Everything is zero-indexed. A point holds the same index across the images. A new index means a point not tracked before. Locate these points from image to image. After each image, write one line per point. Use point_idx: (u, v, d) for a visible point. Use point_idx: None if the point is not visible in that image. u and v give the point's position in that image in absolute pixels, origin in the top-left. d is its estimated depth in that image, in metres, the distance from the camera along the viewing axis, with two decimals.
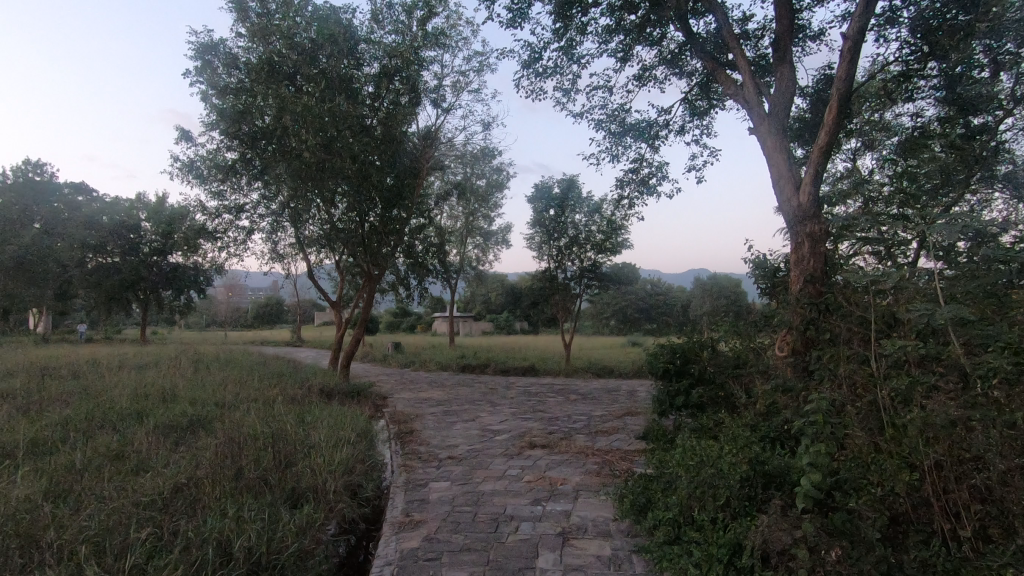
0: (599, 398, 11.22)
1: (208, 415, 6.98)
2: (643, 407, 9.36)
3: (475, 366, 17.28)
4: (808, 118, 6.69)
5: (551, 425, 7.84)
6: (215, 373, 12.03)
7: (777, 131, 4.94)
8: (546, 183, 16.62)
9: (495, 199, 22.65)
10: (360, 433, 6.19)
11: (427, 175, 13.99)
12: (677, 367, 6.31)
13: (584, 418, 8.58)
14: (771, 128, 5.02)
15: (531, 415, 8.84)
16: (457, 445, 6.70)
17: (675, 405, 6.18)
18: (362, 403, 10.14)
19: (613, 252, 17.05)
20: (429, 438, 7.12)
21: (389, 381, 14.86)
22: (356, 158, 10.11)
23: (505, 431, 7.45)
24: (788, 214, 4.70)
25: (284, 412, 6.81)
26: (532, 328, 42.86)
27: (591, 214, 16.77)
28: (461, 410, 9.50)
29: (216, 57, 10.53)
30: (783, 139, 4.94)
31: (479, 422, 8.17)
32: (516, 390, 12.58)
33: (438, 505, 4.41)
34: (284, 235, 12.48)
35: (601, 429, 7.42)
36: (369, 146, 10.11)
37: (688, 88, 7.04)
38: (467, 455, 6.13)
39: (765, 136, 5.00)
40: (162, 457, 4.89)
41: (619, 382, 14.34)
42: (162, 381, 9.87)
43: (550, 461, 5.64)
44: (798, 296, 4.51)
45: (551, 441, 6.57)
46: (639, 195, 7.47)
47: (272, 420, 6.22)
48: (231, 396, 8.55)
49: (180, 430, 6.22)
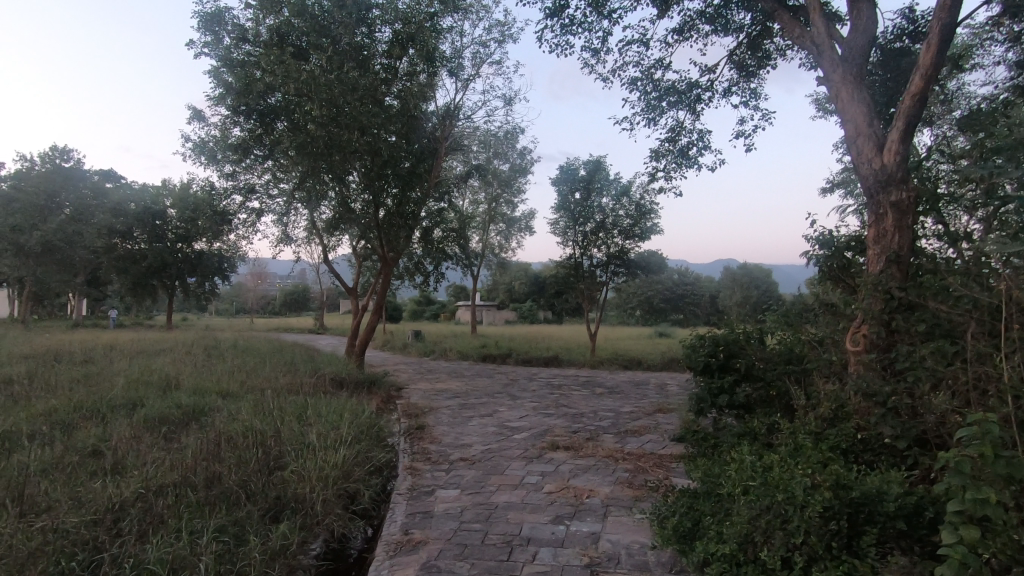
0: (627, 393, 10.49)
1: (205, 407, 6.48)
2: (676, 403, 8.60)
3: (496, 356, 16.66)
4: (879, 71, 5.72)
5: (576, 423, 7.16)
6: (228, 361, 11.65)
7: (855, 79, 4.10)
8: (572, 164, 15.79)
9: (519, 184, 21.91)
10: (364, 430, 5.62)
11: (445, 155, 13.30)
12: (719, 362, 5.61)
13: (612, 414, 7.88)
14: (847, 75, 4.17)
15: (554, 411, 8.17)
16: (471, 444, 6.07)
17: (717, 404, 5.43)
18: (374, 394, 9.59)
19: (641, 237, 16.17)
20: (441, 435, 6.51)
21: (407, 371, 14.34)
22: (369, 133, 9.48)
23: (525, 428, 6.81)
24: (868, 178, 3.86)
25: (284, 406, 6.27)
26: (557, 318, 42.11)
27: (618, 197, 15.91)
28: (479, 404, 8.89)
29: (223, 27, 9.94)
30: (862, 89, 4.09)
31: (498, 418, 7.53)
32: (538, 382, 11.93)
33: (442, 520, 3.77)
34: (297, 218, 11.99)
35: (631, 429, 6.72)
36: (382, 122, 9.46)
37: (735, 46, 6.21)
38: (482, 455, 5.51)
39: (839, 85, 4.16)
40: (138, 456, 4.38)
41: (647, 375, 13.54)
42: (170, 369, 9.48)
43: (575, 467, 4.97)
44: (878, 279, 3.70)
45: (576, 443, 5.89)
46: (677, 169, 6.69)
47: (269, 415, 5.68)
48: (237, 387, 8.08)
49: (171, 424, 5.72)
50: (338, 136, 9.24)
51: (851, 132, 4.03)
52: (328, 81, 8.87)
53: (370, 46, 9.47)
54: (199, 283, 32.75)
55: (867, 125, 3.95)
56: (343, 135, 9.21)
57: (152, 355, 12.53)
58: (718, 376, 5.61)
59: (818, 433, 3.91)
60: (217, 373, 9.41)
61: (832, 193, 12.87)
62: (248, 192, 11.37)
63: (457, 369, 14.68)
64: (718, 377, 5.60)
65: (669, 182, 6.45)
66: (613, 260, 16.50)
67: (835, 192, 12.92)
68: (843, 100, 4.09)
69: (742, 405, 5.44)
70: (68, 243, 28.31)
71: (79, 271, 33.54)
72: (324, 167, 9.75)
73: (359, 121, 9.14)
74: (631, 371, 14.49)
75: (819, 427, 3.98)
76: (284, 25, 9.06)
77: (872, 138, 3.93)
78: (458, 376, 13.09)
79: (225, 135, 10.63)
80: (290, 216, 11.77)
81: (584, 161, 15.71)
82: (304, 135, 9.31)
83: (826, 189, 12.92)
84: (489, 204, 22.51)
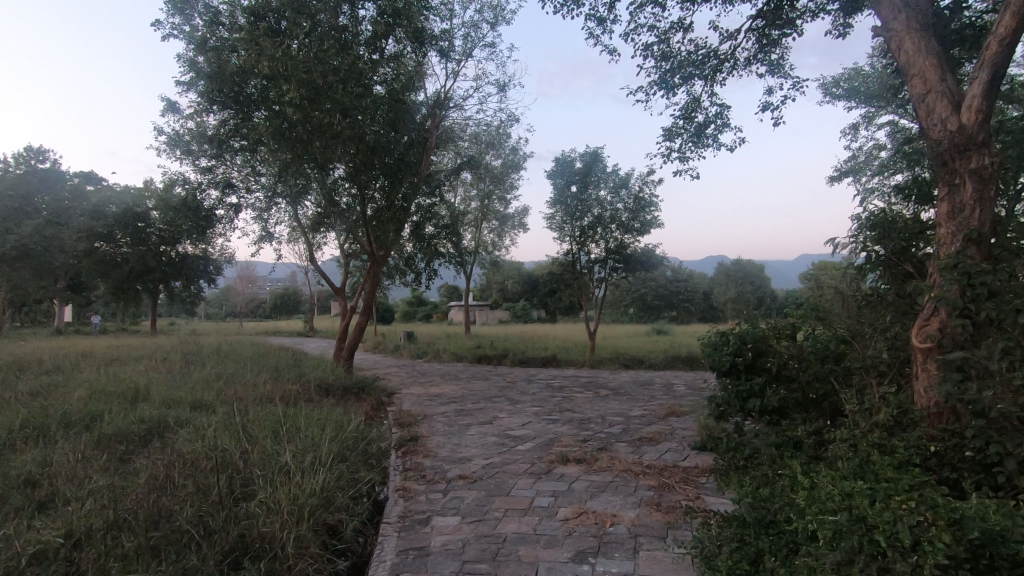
0: (633, 394, 9.89)
1: (172, 421, 5.80)
2: (689, 405, 7.99)
3: (492, 357, 16.05)
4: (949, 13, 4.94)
5: (585, 430, 6.53)
6: (208, 368, 10.94)
7: (923, 33, 3.63)
8: (567, 156, 15.21)
9: (512, 180, 21.33)
10: (350, 445, 4.97)
11: (435, 147, 12.65)
12: (746, 361, 5.04)
13: (622, 419, 7.27)
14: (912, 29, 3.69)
15: (559, 416, 7.55)
16: (471, 457, 5.43)
17: (747, 409, 4.85)
18: (363, 401, 8.92)
19: (641, 231, 15.58)
20: (437, 447, 5.86)
21: (399, 375, 13.67)
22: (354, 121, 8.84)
23: (529, 437, 6.19)
24: (939, 143, 3.38)
25: (260, 419, 5.62)
26: (551, 317, 41.67)
27: (616, 190, 15.34)
28: (476, 410, 8.25)
29: (193, 7, 9.19)
30: (931, 42, 3.61)
31: (499, 426, 6.90)
32: (538, 384, 11.31)
33: (441, 560, 3.13)
34: (280, 215, 11.29)
35: (646, 436, 6.11)
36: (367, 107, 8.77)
37: (757, 13, 5.62)
38: (484, 472, 4.87)
39: (903, 40, 3.69)
40: (81, 485, 3.72)
41: (650, 373, 12.97)
42: (142, 378, 8.77)
43: (591, 485, 4.35)
44: (954, 258, 3.20)
45: (588, 454, 5.27)
46: (693, 151, 6.10)
47: (242, 430, 5.01)
48: (211, 396, 7.40)
49: (130, 444, 5.03)
50: (320, 124, 8.57)
51: (918, 91, 3.57)
52: (306, 62, 8.21)
53: (353, 27, 8.81)
54: (185, 286, 31.90)
55: (940, 80, 3.49)
56: (325, 123, 8.55)
57: (127, 362, 11.78)
58: (746, 378, 5.05)
59: (883, 446, 3.32)
60: (194, 382, 8.71)
61: (841, 181, 12.45)
62: (224, 188, 10.68)
63: (452, 372, 14.01)
64: (746, 379, 5.05)
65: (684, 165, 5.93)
66: (611, 255, 15.87)
67: (844, 180, 12.52)
68: (909, 56, 3.63)
69: (776, 409, 4.84)
70: (45, 247, 27.35)
71: (59, 276, 32.58)
72: (306, 157, 9.08)
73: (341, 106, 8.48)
74: (633, 370, 13.92)
75: (885, 437, 3.39)
76: (259, 4, 8.36)
77: (946, 95, 3.46)
78: (453, 379, 12.45)
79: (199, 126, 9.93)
80: (272, 213, 11.08)
81: (581, 153, 15.14)
82: (283, 122, 8.61)
83: (834, 177, 12.48)
84: (482, 201, 21.88)
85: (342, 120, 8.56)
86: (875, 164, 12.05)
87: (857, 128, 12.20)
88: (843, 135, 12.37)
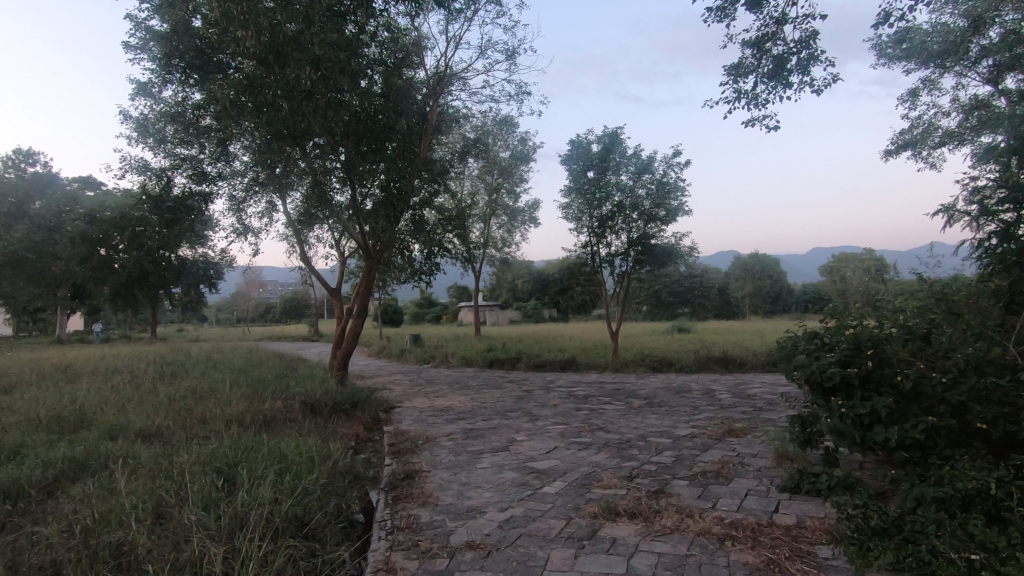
0: (671, 404, 8.45)
1: (92, 463, 4.43)
2: (749, 422, 6.53)
3: (505, 361, 14.67)
4: None
5: (626, 460, 5.13)
6: (185, 383, 9.64)
7: None
8: (583, 138, 13.83)
9: (520, 172, 20.16)
10: (317, 502, 3.61)
11: (437, 129, 11.30)
12: (863, 374, 3.70)
13: (670, 442, 5.84)
14: None
15: (591, 438, 6.15)
16: (484, 507, 4.03)
17: (874, 441, 3.45)
18: (356, 420, 7.56)
19: (669, 219, 14.08)
20: (438, 490, 4.46)
21: (402, 384, 12.26)
22: (334, 87, 7.51)
23: (558, 472, 4.78)
24: None
25: (207, 459, 4.28)
26: (563, 316, 40.62)
27: (638, 173, 13.93)
28: (489, 430, 6.88)
29: None
30: None
31: (518, 455, 5.50)
32: (557, 393, 9.91)
33: None
34: (263, 209, 9.97)
35: (709, 469, 4.69)
36: (347, 65, 7.35)
37: None
38: (501, 536, 3.48)
39: None
40: None
41: (683, 378, 11.53)
42: (96, 398, 7.47)
43: (661, 565, 2.94)
44: None
45: (642, 503, 3.87)
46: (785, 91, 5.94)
47: (173, 481, 3.69)
48: (165, 423, 6.06)
49: (18, 506, 3.68)
50: (291, 86, 7.22)
51: None
52: (271, 10, 6.84)
53: None
54: (187, 291, 31.12)
55: None
56: (297, 84, 7.19)
57: (96, 376, 10.53)
58: (863, 397, 3.68)
59: None
60: (157, 403, 7.38)
61: (897, 155, 11.01)
62: (197, 176, 8.99)
63: (460, 379, 12.63)
64: (864, 398, 3.68)
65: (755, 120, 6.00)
66: (633, 248, 14.41)
67: (900, 154, 11.12)
68: None
69: (917, 444, 3.43)
70: (37, 254, 26.34)
71: (58, 283, 31.63)
72: (281, 133, 7.72)
73: (315, 64, 7.12)
74: (663, 374, 12.49)
75: None
76: None
77: None
78: (462, 389, 11.07)
79: (159, 104, 8.56)
80: (253, 206, 9.72)
81: (598, 135, 13.80)
82: (250, 87, 7.26)
83: (889, 152, 11.04)
84: (490, 195, 20.56)
85: (314, 79, 7.19)
86: (938, 134, 10.63)
87: (916, 94, 10.73)
88: (899, 103, 10.91)
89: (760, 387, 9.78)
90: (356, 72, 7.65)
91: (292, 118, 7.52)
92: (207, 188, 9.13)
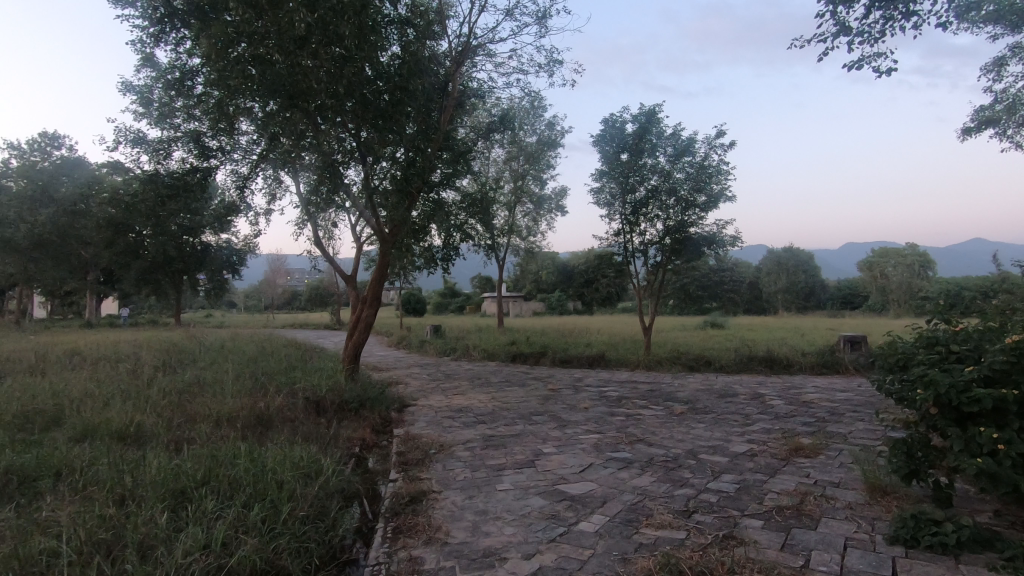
0: (716, 411, 7.50)
1: (37, 479, 3.69)
2: (818, 440, 5.55)
3: (528, 355, 13.86)
4: None
5: (678, 486, 4.24)
6: (188, 373, 9.03)
7: None
8: (617, 116, 12.78)
9: (548, 158, 19.24)
10: (290, 548, 2.81)
11: (460, 104, 10.43)
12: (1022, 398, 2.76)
13: (728, 462, 4.92)
14: None
15: (631, 452, 5.27)
16: (505, 551, 3.19)
17: None
18: (364, 422, 6.79)
19: (710, 205, 12.96)
20: (449, 522, 3.63)
21: (419, 379, 11.49)
22: (333, 35, 6.66)
23: (596, 500, 3.93)
24: None
25: (171, 479, 3.51)
26: (588, 309, 39.81)
27: (676, 156, 12.86)
28: (511, 437, 6.05)
29: None
30: None
31: (546, 473, 4.65)
32: (587, 393, 9.03)
33: None
34: (273, 189, 9.26)
35: (788, 505, 3.75)
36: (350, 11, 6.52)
37: None
38: None
39: None
40: None
41: (724, 379, 10.53)
42: (84, 389, 6.86)
43: None
44: None
45: (710, 554, 2.98)
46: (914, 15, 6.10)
47: (119, 512, 2.94)
48: (147, 425, 5.34)
49: None
50: (283, 31, 6.39)
51: None
52: None
53: None
54: (210, 277, 31.13)
55: None
56: (290, 29, 6.37)
57: (98, 363, 9.98)
58: (1022, 430, 2.76)
59: None
60: (148, 396, 6.75)
61: (977, 134, 9.74)
62: (197, 151, 8.22)
63: (481, 375, 11.84)
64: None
65: (854, 67, 6.23)
66: (669, 237, 13.32)
67: (980, 133, 9.85)
68: None
69: None
70: (63, 237, 26.44)
71: (85, 267, 31.92)
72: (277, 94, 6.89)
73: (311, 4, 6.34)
74: (701, 373, 11.50)
75: None
76: None
77: None
78: (483, 386, 10.27)
79: (156, 71, 7.81)
80: (263, 185, 9.01)
81: (633, 114, 12.75)
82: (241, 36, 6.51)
83: (966, 130, 9.77)
84: (515, 181, 19.65)
85: (310, 23, 6.38)
86: None
87: (1002, 63, 9.44)
88: (981, 74, 9.62)
89: (815, 394, 8.74)
90: (364, 23, 6.81)
91: (295, 77, 6.75)
92: (209, 166, 8.39)
